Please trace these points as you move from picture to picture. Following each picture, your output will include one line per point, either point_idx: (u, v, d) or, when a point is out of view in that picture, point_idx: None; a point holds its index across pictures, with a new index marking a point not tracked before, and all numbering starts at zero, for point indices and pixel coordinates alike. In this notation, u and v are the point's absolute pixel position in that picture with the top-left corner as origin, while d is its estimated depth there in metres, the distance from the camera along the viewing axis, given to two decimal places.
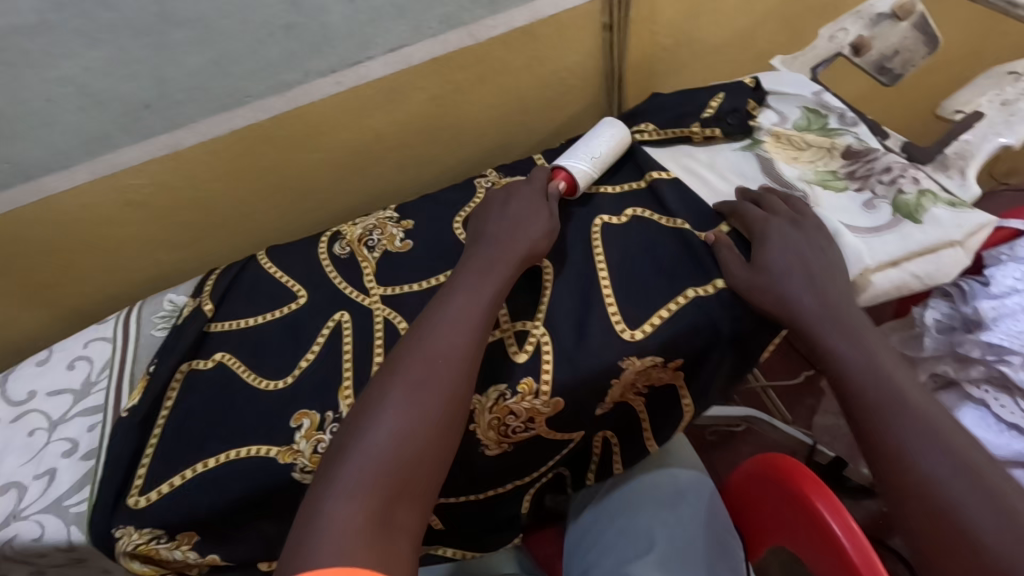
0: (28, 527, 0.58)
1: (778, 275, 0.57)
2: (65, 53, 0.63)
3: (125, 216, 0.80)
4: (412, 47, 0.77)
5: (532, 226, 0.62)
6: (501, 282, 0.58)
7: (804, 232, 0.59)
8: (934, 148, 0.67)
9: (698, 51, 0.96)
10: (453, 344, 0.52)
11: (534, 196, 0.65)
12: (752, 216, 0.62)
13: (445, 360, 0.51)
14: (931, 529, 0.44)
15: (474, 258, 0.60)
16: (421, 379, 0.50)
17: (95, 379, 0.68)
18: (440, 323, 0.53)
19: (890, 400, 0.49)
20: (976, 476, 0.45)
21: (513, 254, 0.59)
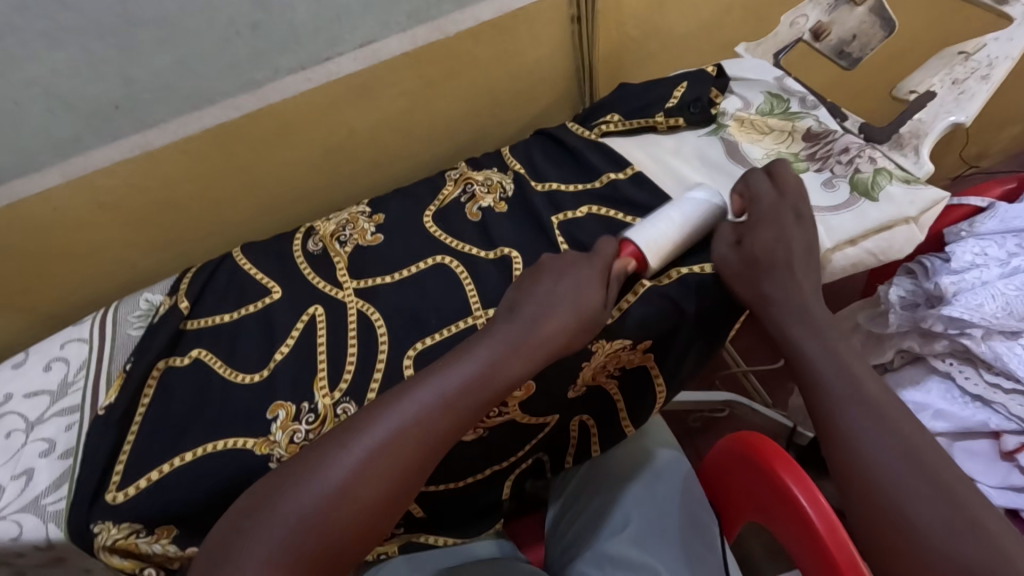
0: (5, 526, 0.58)
1: (762, 263, 0.57)
2: (29, 55, 0.63)
3: (98, 217, 0.80)
4: (381, 42, 0.78)
5: (580, 297, 0.56)
6: (528, 355, 0.54)
7: (802, 229, 0.59)
8: (890, 128, 0.69)
9: (666, 41, 0.97)
10: (440, 424, 0.50)
11: (593, 272, 0.58)
12: (761, 199, 0.61)
13: (423, 441, 0.49)
14: (872, 514, 0.44)
15: (503, 333, 0.55)
16: (393, 447, 0.48)
17: (72, 380, 0.68)
18: (437, 387, 0.51)
19: (841, 390, 0.49)
20: (918, 462, 0.44)
21: (543, 345, 0.54)
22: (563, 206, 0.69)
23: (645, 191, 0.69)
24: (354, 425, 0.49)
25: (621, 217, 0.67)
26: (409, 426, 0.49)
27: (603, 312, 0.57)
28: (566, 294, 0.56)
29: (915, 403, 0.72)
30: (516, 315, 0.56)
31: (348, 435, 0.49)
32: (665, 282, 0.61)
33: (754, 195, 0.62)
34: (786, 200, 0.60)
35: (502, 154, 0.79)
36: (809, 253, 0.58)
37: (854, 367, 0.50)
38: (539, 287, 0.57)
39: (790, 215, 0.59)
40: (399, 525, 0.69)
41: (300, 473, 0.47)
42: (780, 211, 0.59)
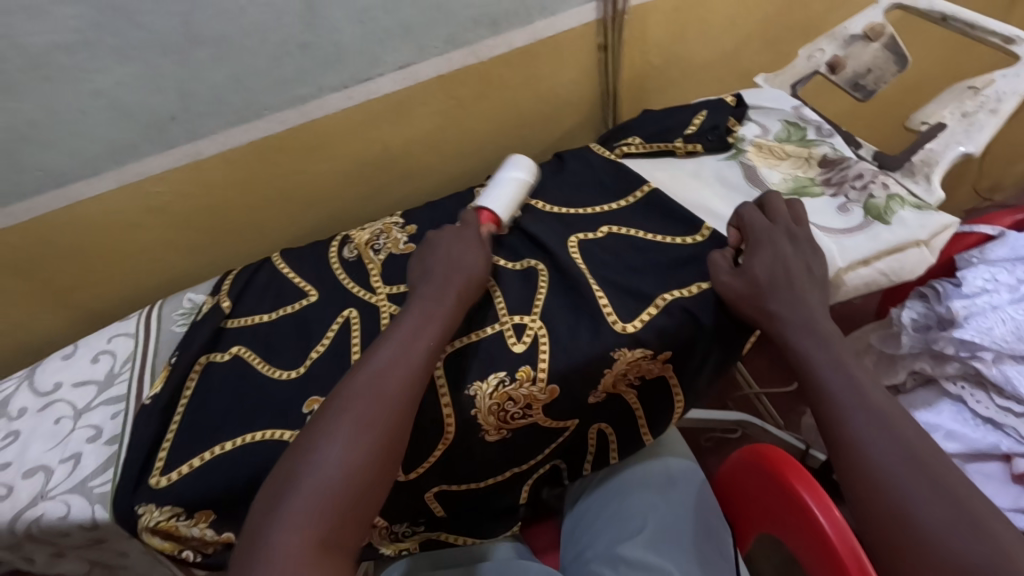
0: (55, 506, 0.62)
1: (762, 280, 0.60)
2: (98, 69, 0.68)
3: (146, 221, 0.85)
4: (418, 65, 0.83)
5: (457, 255, 0.65)
6: (450, 315, 0.60)
7: (796, 249, 0.62)
8: (903, 155, 0.72)
9: (686, 70, 1.02)
10: (402, 384, 0.53)
11: (473, 239, 0.68)
12: (753, 225, 0.64)
13: (391, 396, 0.52)
14: (880, 517, 0.46)
15: (424, 291, 0.62)
16: (371, 409, 0.51)
17: (118, 371, 0.72)
18: (386, 351, 0.55)
19: (848, 397, 0.51)
20: (921, 466, 0.46)
21: (459, 288, 0.62)
22: (581, 227, 0.71)
23: (664, 209, 0.71)
24: (332, 405, 0.52)
25: (640, 235, 0.70)
26: (378, 394, 0.52)
27: (484, 277, 0.65)
28: (457, 260, 0.64)
29: (927, 424, 0.73)
30: (430, 275, 0.63)
31: (336, 411, 0.51)
32: (688, 294, 0.64)
33: (748, 224, 0.65)
34: (779, 225, 0.63)
35: (518, 174, 0.81)
36: (809, 273, 0.61)
37: (859, 377, 0.53)
38: (433, 253, 0.66)
39: (783, 237, 0.62)
40: (420, 523, 0.72)
41: (298, 458, 0.49)
42: (772, 232, 0.63)
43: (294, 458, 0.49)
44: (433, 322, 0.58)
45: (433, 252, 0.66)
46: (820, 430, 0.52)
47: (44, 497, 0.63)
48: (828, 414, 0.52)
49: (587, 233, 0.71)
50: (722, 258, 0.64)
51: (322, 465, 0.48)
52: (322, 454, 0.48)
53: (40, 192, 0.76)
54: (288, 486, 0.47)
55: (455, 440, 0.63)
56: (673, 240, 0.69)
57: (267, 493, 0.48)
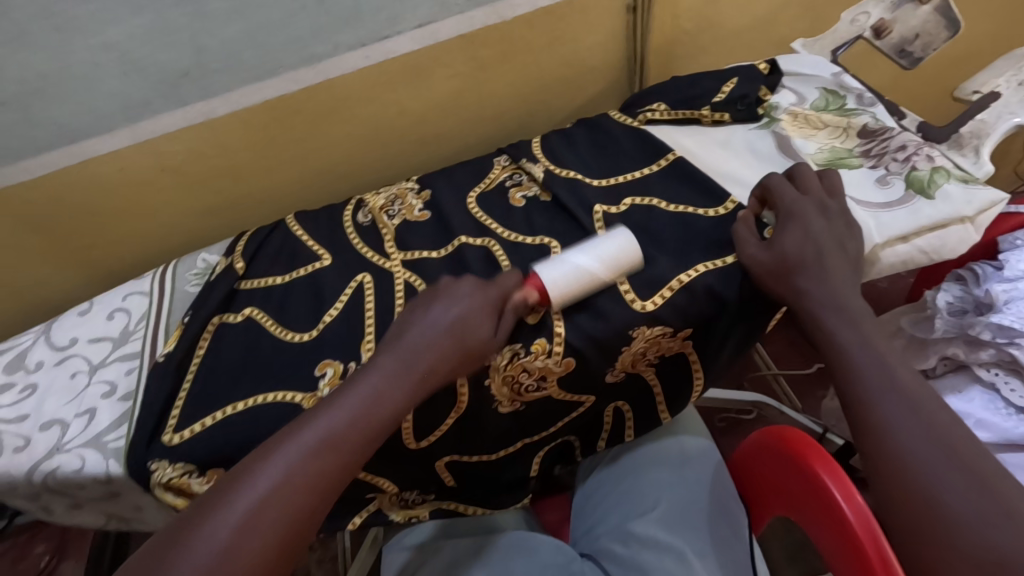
0: (70, 459, 0.62)
1: (790, 255, 0.57)
2: (111, 21, 0.67)
3: (160, 180, 0.84)
4: (439, 23, 0.80)
5: (458, 324, 0.55)
6: (412, 391, 0.52)
7: (828, 223, 0.58)
8: (950, 127, 0.68)
9: (719, 35, 0.96)
10: (336, 454, 0.48)
11: (490, 303, 0.57)
12: (783, 197, 0.61)
13: (313, 470, 0.46)
14: (909, 509, 0.44)
15: (391, 357, 0.54)
16: (288, 476, 0.45)
17: (133, 329, 0.72)
18: (331, 417, 0.49)
19: (876, 380, 0.49)
20: (953, 453, 0.44)
21: (433, 363, 0.54)
22: (602, 199, 0.68)
23: (687, 179, 0.68)
24: (268, 449, 0.48)
25: (662, 205, 0.66)
26: (303, 464, 0.46)
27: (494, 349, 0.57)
28: (446, 326, 0.55)
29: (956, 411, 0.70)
30: (405, 345, 0.54)
31: (257, 466, 0.46)
32: (714, 269, 0.61)
33: (777, 196, 0.61)
34: (808, 197, 0.60)
35: (532, 143, 0.78)
36: (841, 249, 0.57)
37: (889, 360, 0.50)
38: (423, 316, 0.56)
39: (814, 211, 0.59)
40: (431, 492, 0.72)
41: (213, 501, 0.45)
42: (802, 204, 0.60)
43: (209, 502, 0.45)
44: (397, 388, 0.52)
45: (425, 314, 0.56)
46: (846, 416, 0.50)
47: (60, 450, 0.63)
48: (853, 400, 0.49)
49: (609, 206, 0.68)
50: (749, 231, 0.61)
51: (227, 528, 0.43)
52: (227, 511, 0.44)
53: (54, 147, 0.76)
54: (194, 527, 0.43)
55: (468, 409, 0.62)
56: (696, 211, 0.65)
57: (164, 538, 0.44)
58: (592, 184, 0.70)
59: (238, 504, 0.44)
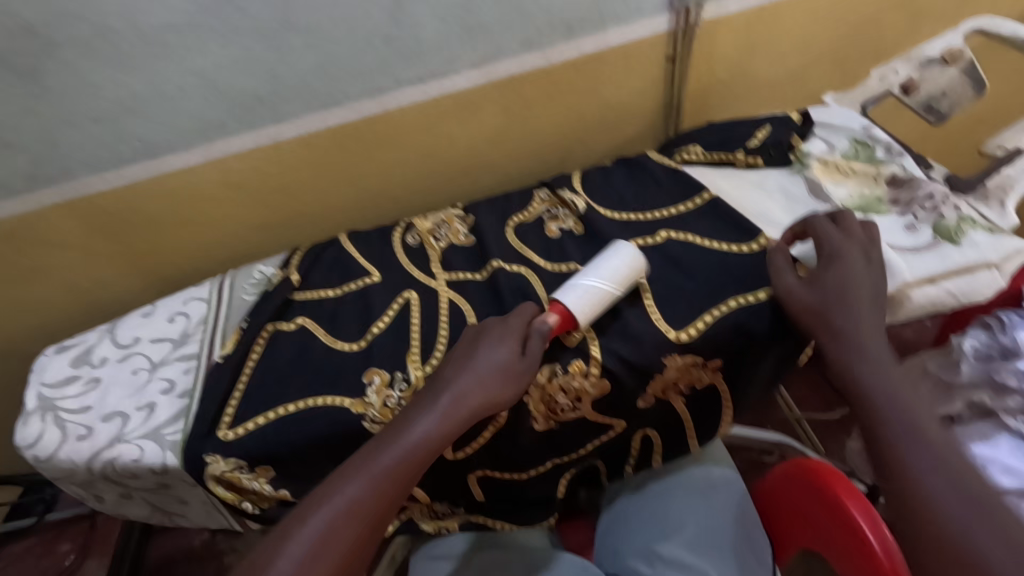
0: (129, 449, 0.66)
1: (830, 295, 0.60)
2: (202, 51, 0.74)
3: (224, 196, 0.90)
4: (492, 64, 0.86)
5: (495, 364, 0.59)
6: (447, 429, 0.58)
7: (870, 270, 0.61)
8: (976, 180, 0.71)
9: (753, 87, 1.02)
10: (381, 489, 0.55)
11: (518, 332, 0.61)
12: (828, 234, 0.63)
13: (364, 509, 0.54)
14: (940, 549, 0.49)
15: (434, 398, 0.59)
16: (338, 517, 0.54)
17: (192, 331, 0.77)
18: (374, 464, 0.56)
19: (902, 423, 0.54)
20: (974, 500, 0.50)
21: (473, 403, 0.58)
22: (640, 232, 0.72)
23: (721, 216, 0.71)
24: (325, 488, 0.56)
25: (699, 240, 0.69)
26: (350, 502, 0.54)
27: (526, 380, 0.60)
28: (486, 370, 0.59)
29: (983, 458, 0.70)
30: (440, 390, 0.59)
31: (314, 506, 0.54)
32: (745, 303, 0.64)
33: (822, 234, 0.64)
34: (853, 238, 0.63)
35: (573, 178, 0.82)
36: (878, 295, 0.60)
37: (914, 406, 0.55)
38: (467, 352, 0.61)
39: (860, 254, 0.62)
40: (460, 505, 0.74)
41: (284, 535, 0.53)
42: (848, 246, 0.62)
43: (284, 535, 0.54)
44: (436, 428, 0.57)
45: (470, 350, 0.61)
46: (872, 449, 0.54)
47: (121, 440, 0.67)
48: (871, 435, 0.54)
49: (644, 239, 0.71)
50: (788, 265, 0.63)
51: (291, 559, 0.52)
52: (292, 544, 0.52)
53: (135, 161, 0.83)
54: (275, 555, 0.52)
55: (506, 424, 0.65)
56: (731, 248, 0.68)
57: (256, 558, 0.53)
58: (630, 218, 0.74)
59: (297, 539, 0.52)
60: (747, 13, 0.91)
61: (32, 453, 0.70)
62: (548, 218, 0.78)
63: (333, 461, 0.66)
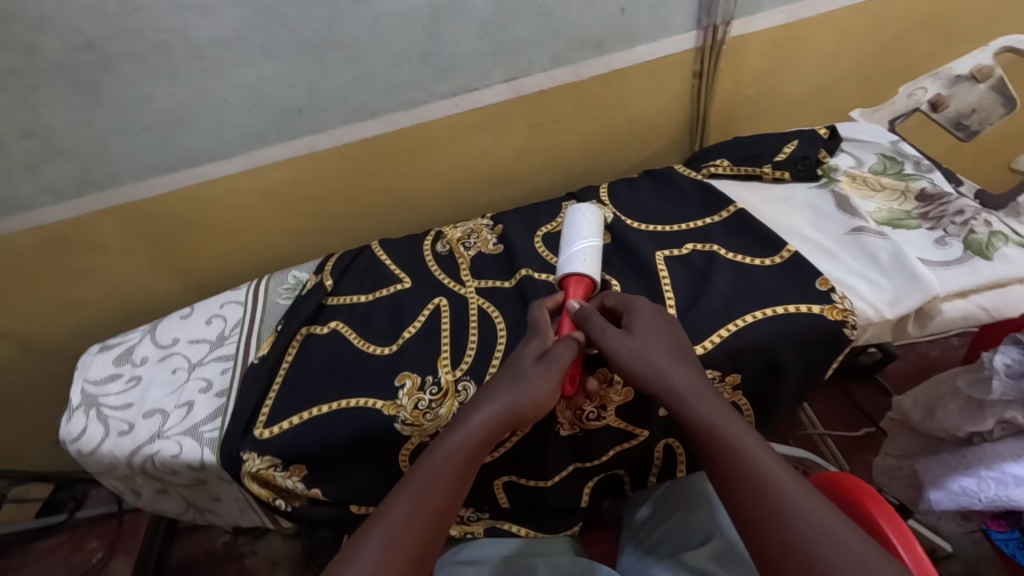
0: (169, 445, 0.68)
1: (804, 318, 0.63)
2: (247, 64, 0.78)
3: (261, 203, 0.93)
4: (523, 79, 0.89)
5: (549, 372, 0.55)
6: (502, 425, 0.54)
7: (865, 283, 0.63)
8: (1009, 195, 0.69)
9: (780, 102, 1.03)
10: (441, 491, 0.52)
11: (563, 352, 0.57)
12: (821, 256, 0.67)
13: (427, 512, 0.51)
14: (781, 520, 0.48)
15: (483, 397, 0.56)
16: (407, 522, 0.50)
17: (228, 333, 0.80)
18: (428, 465, 0.53)
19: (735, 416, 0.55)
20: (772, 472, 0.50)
21: (531, 402, 0.54)
22: (668, 244, 0.73)
23: (747, 228, 0.72)
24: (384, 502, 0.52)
25: (724, 253, 0.70)
26: (414, 506, 0.51)
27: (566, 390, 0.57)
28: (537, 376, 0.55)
29: (1016, 478, 0.69)
30: (493, 394, 0.55)
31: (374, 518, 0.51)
32: (768, 314, 0.63)
33: (814, 257, 0.67)
34: (848, 258, 0.66)
35: (600, 190, 0.83)
36: (873, 307, 0.62)
37: (734, 439, 0.51)
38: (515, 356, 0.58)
39: (851, 272, 0.65)
40: (485, 510, 0.75)
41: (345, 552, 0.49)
42: (837, 266, 0.66)
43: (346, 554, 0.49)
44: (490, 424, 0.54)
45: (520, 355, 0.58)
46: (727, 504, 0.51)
47: (160, 436, 0.70)
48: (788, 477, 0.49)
49: (673, 250, 0.72)
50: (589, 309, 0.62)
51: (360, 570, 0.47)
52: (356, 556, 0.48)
53: (180, 168, 0.87)
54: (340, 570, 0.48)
55: (531, 429, 0.66)
56: (754, 261, 0.68)
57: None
58: (657, 229, 0.75)
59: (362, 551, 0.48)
60: (774, 30, 0.92)
61: (75, 447, 0.72)
62: None
63: (365, 461, 0.67)
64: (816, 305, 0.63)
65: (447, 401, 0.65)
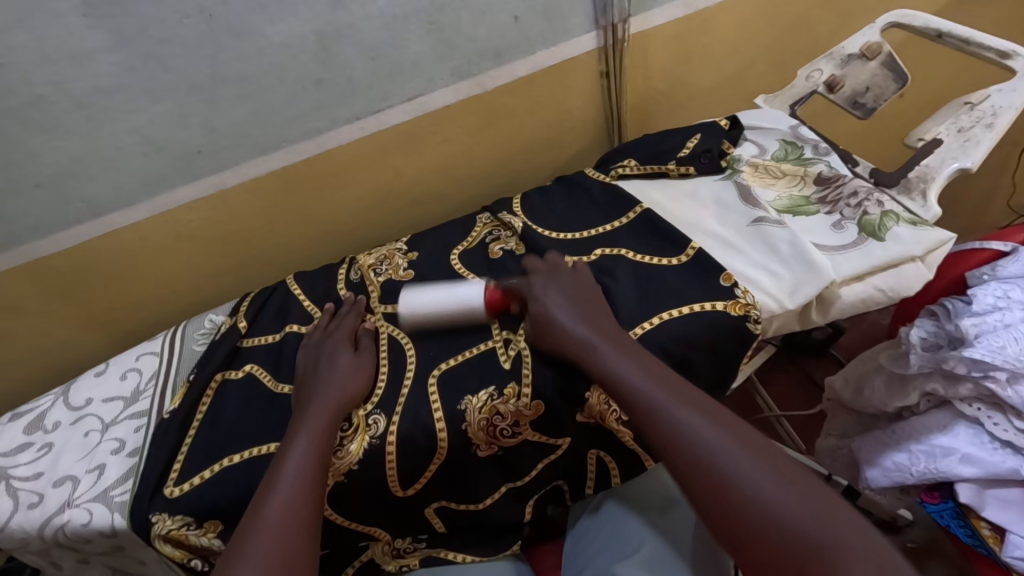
0: (79, 513, 0.66)
1: (696, 310, 0.62)
2: (135, 110, 0.75)
3: (174, 247, 0.91)
4: (427, 95, 0.87)
5: (343, 371, 0.65)
6: (331, 414, 0.61)
7: (773, 279, 0.63)
8: (900, 171, 0.70)
9: (692, 93, 1.03)
10: (309, 466, 0.57)
11: (358, 358, 0.67)
12: (725, 252, 0.67)
13: (303, 484, 0.56)
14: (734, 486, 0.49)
15: (306, 400, 0.63)
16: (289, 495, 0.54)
17: (143, 388, 0.77)
18: (296, 452, 0.58)
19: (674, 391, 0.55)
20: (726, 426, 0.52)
21: (333, 399, 0.62)
22: (576, 252, 0.72)
23: (653, 229, 0.71)
24: (264, 491, 0.56)
25: (630, 255, 0.69)
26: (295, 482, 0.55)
27: (367, 382, 0.66)
28: (336, 373, 0.65)
29: (942, 449, 0.69)
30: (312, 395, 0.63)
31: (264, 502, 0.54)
32: (675, 315, 0.62)
33: (722, 256, 0.66)
34: (755, 253, 0.66)
35: (513, 201, 0.82)
36: (788, 300, 0.62)
37: (674, 414, 0.53)
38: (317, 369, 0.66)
39: (759, 267, 0.64)
40: (422, 539, 0.73)
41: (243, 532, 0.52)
42: (744, 263, 0.65)
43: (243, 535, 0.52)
44: (322, 416, 0.61)
45: (323, 365, 0.66)
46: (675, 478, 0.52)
47: (70, 505, 0.67)
48: (729, 431, 0.51)
49: (582, 257, 0.71)
50: (542, 305, 0.64)
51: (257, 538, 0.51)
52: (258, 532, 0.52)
53: (81, 222, 0.83)
54: (241, 542, 0.51)
55: (448, 455, 0.64)
56: (660, 261, 0.68)
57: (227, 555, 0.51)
58: (566, 237, 0.74)
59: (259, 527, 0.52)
60: (674, 23, 0.92)
61: None
62: (491, 241, 0.78)
63: None
64: (719, 302, 0.62)
65: (357, 437, 0.63)
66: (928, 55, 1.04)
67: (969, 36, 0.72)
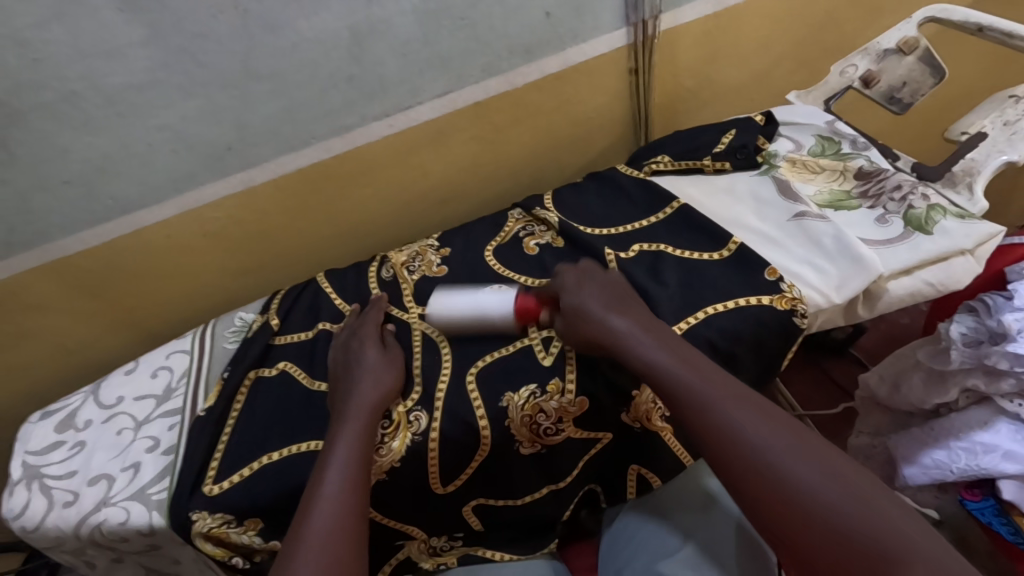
0: (115, 512, 0.65)
1: (742, 304, 0.62)
2: (166, 106, 0.75)
3: (200, 245, 0.90)
4: (456, 92, 0.87)
5: (375, 368, 0.64)
6: (369, 413, 0.61)
7: (819, 274, 0.63)
8: (942, 166, 0.70)
9: (721, 91, 1.02)
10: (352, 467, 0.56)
11: (388, 356, 0.66)
12: (768, 247, 0.66)
13: (348, 487, 0.55)
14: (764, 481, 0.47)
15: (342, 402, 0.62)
16: (337, 499, 0.54)
17: (175, 386, 0.76)
18: (337, 455, 0.57)
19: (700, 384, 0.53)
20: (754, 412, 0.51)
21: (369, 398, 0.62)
22: (614, 247, 0.71)
23: (691, 224, 0.70)
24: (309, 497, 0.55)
25: (670, 250, 0.69)
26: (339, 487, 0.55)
27: (399, 378, 0.65)
28: (367, 371, 0.64)
29: (983, 446, 0.69)
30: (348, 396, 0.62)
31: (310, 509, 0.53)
32: (723, 309, 0.62)
33: (766, 251, 0.66)
34: (798, 248, 0.65)
35: (545, 197, 0.81)
36: (835, 293, 0.61)
37: (713, 401, 0.52)
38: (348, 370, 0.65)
39: (805, 262, 0.64)
40: (458, 538, 0.72)
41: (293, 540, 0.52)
42: (789, 258, 0.65)
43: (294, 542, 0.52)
44: (359, 416, 0.60)
45: (354, 365, 0.65)
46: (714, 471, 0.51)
47: (106, 503, 0.67)
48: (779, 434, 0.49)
49: (621, 252, 0.70)
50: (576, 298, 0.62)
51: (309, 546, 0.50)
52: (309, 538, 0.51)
53: (109, 219, 0.83)
54: (293, 550, 0.51)
55: (490, 454, 0.64)
56: (701, 256, 0.67)
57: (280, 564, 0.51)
58: (603, 233, 0.74)
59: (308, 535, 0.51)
60: (704, 20, 0.92)
61: (18, 524, 0.69)
62: (525, 237, 0.78)
63: None
64: (765, 296, 0.62)
65: (398, 434, 0.62)
66: (957, 52, 1.04)
67: (1011, 30, 0.72)
